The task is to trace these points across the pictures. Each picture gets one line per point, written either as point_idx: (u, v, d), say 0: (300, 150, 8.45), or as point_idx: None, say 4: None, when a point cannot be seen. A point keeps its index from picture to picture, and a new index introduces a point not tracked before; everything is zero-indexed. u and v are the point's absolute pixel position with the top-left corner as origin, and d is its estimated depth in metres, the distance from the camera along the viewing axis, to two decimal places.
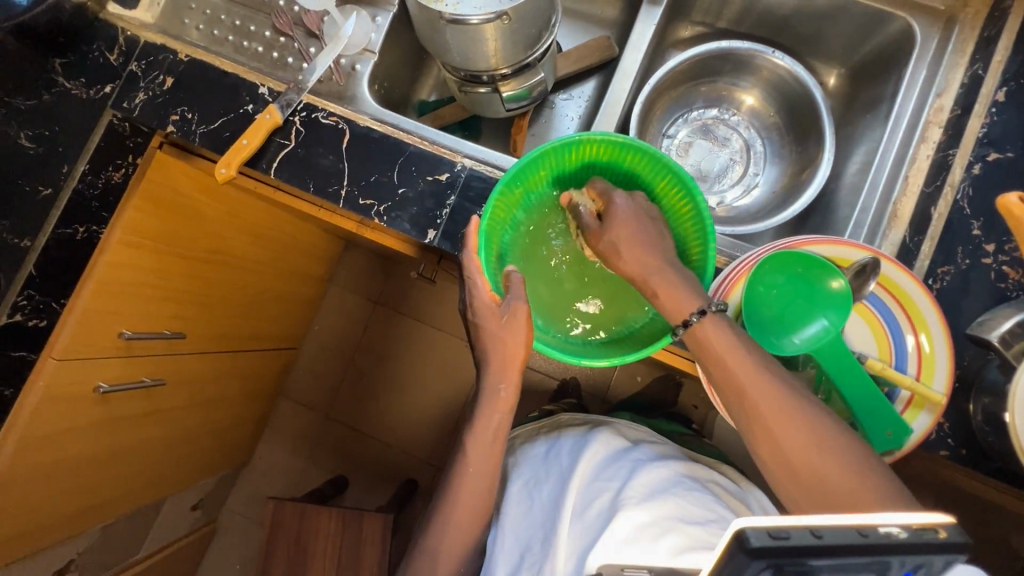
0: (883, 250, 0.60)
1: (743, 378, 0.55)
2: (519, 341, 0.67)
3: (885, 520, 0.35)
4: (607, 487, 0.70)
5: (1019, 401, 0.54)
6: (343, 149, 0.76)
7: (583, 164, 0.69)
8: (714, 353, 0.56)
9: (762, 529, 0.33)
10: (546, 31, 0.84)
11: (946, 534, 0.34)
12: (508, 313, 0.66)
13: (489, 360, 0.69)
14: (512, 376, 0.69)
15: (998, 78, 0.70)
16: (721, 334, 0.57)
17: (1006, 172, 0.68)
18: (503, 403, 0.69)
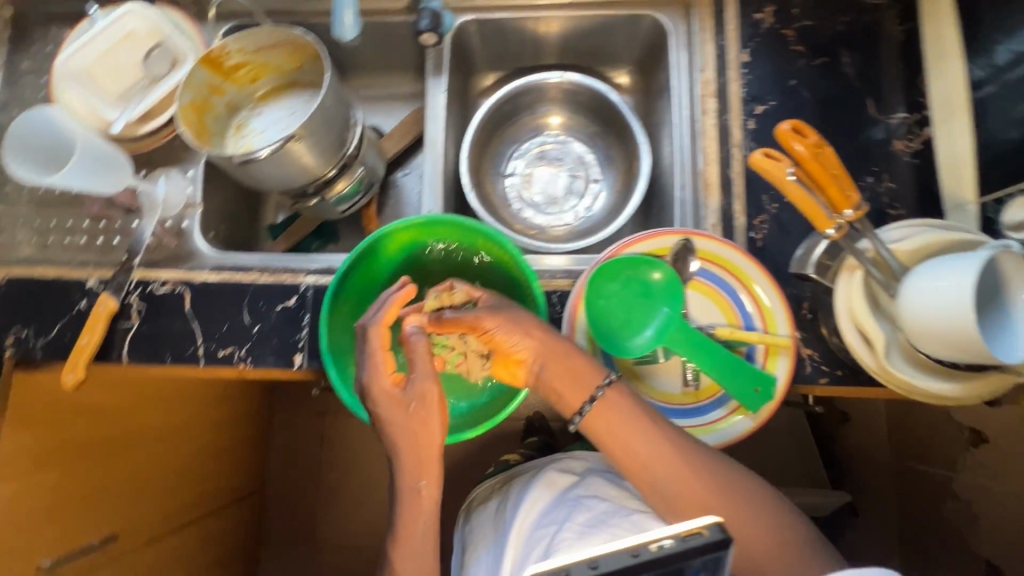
0: (692, 227, 0.64)
1: (636, 456, 0.60)
2: (430, 433, 0.61)
3: (659, 535, 0.42)
4: (543, 536, 0.70)
5: (844, 321, 0.59)
6: (187, 309, 0.76)
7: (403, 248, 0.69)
8: (610, 438, 0.60)
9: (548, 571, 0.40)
10: (349, 128, 0.86)
11: (706, 534, 0.41)
12: (415, 398, 0.61)
13: (399, 454, 0.61)
14: (429, 468, 0.62)
15: (739, 42, 0.78)
16: (621, 411, 0.61)
17: (775, 119, 0.75)
18: (427, 499, 0.62)
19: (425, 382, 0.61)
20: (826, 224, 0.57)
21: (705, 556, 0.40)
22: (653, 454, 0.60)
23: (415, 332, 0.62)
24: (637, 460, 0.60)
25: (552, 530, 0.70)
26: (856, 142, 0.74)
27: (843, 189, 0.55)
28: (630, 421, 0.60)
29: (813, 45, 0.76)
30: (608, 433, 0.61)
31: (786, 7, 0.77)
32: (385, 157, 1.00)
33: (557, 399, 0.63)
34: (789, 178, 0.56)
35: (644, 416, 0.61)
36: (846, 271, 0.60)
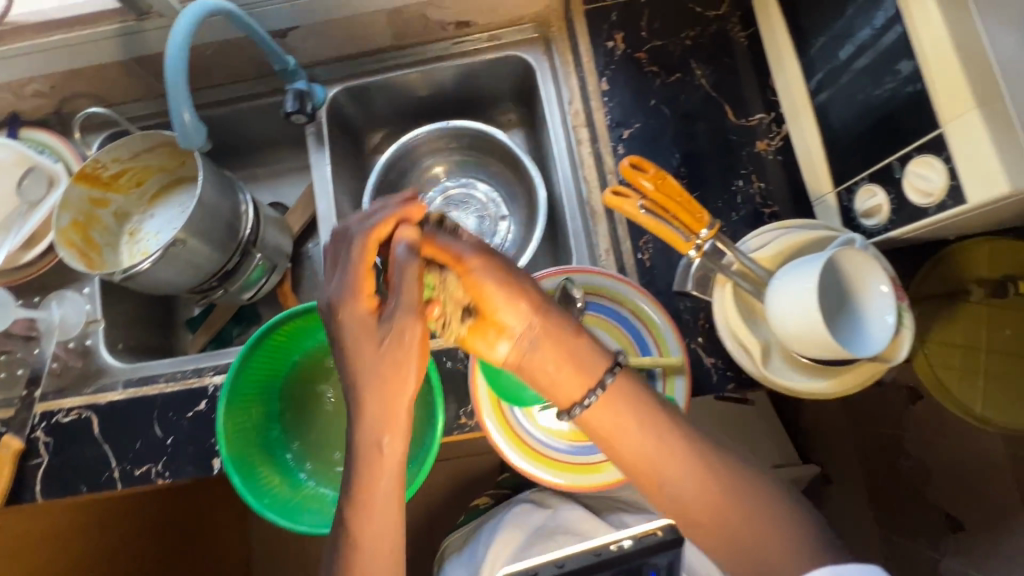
0: (571, 266, 0.67)
1: (631, 455, 0.55)
2: (385, 389, 0.52)
3: None
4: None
5: (723, 331, 0.61)
6: (96, 433, 0.74)
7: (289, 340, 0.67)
8: (610, 433, 0.55)
9: None
10: (242, 217, 0.87)
11: None
12: (390, 337, 0.52)
13: (364, 402, 0.52)
14: (394, 426, 0.53)
15: (596, 72, 0.80)
16: (626, 405, 0.55)
17: (642, 140, 0.77)
18: (380, 501, 0.53)
19: (406, 319, 0.52)
20: (687, 246, 0.59)
21: None
22: (662, 453, 0.54)
23: (400, 251, 0.53)
24: (644, 454, 0.54)
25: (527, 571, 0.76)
26: (722, 150, 0.76)
27: (691, 214, 0.58)
28: (634, 419, 0.55)
29: (666, 64, 0.79)
30: (610, 425, 0.55)
31: (635, 31, 0.80)
32: (291, 232, 1.00)
33: (550, 391, 0.56)
34: (641, 211, 0.59)
35: (648, 405, 0.55)
36: (719, 284, 0.61)
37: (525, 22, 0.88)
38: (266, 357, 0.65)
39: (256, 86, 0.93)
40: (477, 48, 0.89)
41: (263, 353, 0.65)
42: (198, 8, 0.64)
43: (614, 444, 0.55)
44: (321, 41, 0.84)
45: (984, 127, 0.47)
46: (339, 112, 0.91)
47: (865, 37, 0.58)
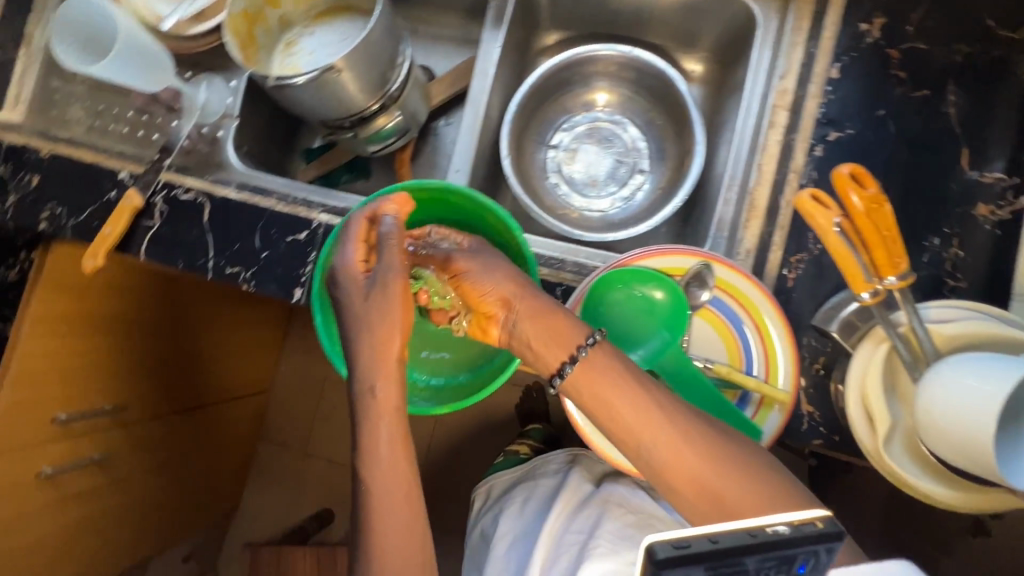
0: (713, 252, 0.60)
1: (629, 420, 0.55)
2: (390, 320, 0.63)
3: (772, 521, 0.42)
4: (573, 540, 0.84)
5: (852, 390, 0.54)
6: (205, 220, 0.77)
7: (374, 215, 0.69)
8: (594, 399, 0.56)
9: (665, 540, 0.40)
10: (393, 68, 0.84)
11: (822, 526, 0.41)
12: (376, 292, 0.63)
13: (358, 354, 0.63)
14: (386, 369, 0.62)
15: (831, 54, 0.68)
16: (598, 366, 0.56)
17: (848, 149, 0.67)
18: (386, 406, 0.62)
19: (391, 278, 0.63)
20: (864, 286, 0.50)
21: (817, 545, 0.40)
22: (629, 421, 0.55)
23: (388, 222, 0.63)
24: (631, 424, 0.55)
25: (583, 535, 0.84)
26: (934, 196, 0.65)
27: (889, 255, 0.49)
28: (614, 379, 0.56)
29: (917, 73, 0.66)
30: (577, 392, 0.57)
31: (899, 22, 0.67)
32: (430, 103, 0.96)
33: (535, 361, 0.60)
34: (832, 229, 0.50)
35: (629, 374, 0.56)
36: (872, 338, 0.54)
37: None
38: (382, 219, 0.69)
39: None
40: None
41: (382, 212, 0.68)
42: None
43: (613, 401, 0.55)
44: None
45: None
46: None
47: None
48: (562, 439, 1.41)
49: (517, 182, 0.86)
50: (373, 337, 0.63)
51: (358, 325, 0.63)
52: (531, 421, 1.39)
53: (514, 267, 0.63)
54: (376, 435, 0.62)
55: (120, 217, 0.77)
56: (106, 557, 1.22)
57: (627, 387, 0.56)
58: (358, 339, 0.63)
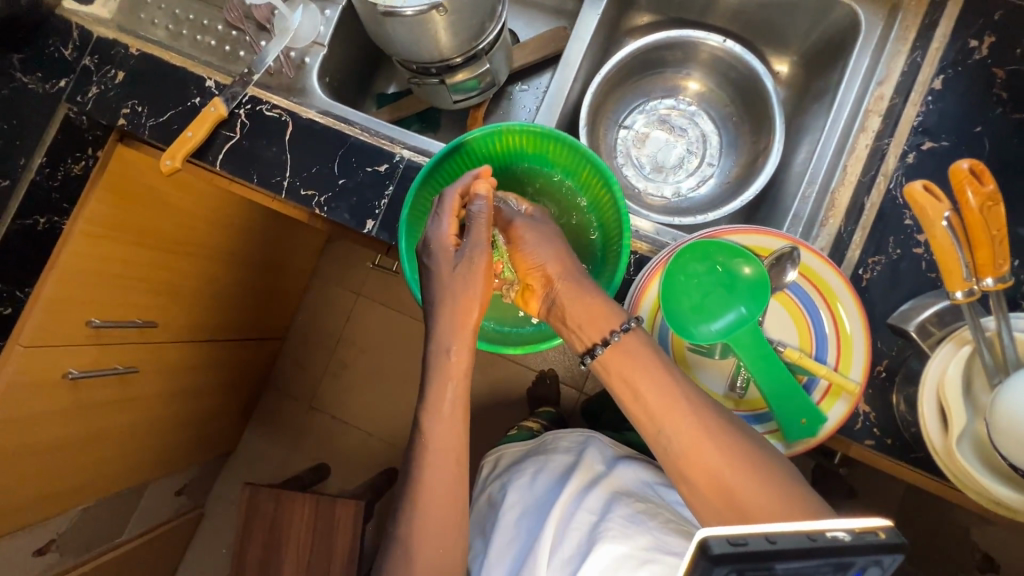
0: (801, 238, 0.60)
1: (653, 403, 0.57)
2: (474, 294, 0.63)
3: (832, 525, 0.36)
4: (584, 520, 0.76)
5: (926, 390, 0.55)
6: (286, 140, 0.77)
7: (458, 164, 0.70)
8: (627, 382, 0.58)
9: (723, 537, 0.35)
10: (490, 20, 0.83)
11: (885, 535, 0.35)
12: (465, 258, 0.63)
13: (440, 316, 0.64)
14: (463, 337, 0.64)
15: (936, 65, 0.69)
16: (623, 354, 0.59)
17: (940, 161, 0.67)
18: (456, 368, 0.64)
19: (479, 253, 0.63)
20: (958, 284, 0.51)
21: (879, 558, 0.35)
22: (656, 403, 0.57)
23: (479, 203, 0.63)
24: (660, 409, 0.57)
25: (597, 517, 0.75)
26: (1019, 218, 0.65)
27: (991, 256, 0.50)
28: (647, 366, 0.58)
29: (1020, 96, 0.67)
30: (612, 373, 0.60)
31: (1008, 44, 0.68)
32: (511, 64, 0.96)
33: (572, 334, 0.62)
34: (940, 222, 0.50)
35: (660, 365, 0.59)
36: (951, 340, 0.55)
37: None
38: (473, 158, 0.70)
39: None
40: None
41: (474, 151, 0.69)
42: None
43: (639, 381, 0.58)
44: None
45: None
46: None
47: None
48: (573, 426, 1.41)
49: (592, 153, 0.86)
50: (456, 308, 0.63)
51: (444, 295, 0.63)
52: (544, 405, 1.39)
53: (561, 243, 0.66)
54: (436, 389, 0.64)
55: (201, 123, 0.77)
56: (119, 475, 1.22)
57: (655, 372, 0.58)
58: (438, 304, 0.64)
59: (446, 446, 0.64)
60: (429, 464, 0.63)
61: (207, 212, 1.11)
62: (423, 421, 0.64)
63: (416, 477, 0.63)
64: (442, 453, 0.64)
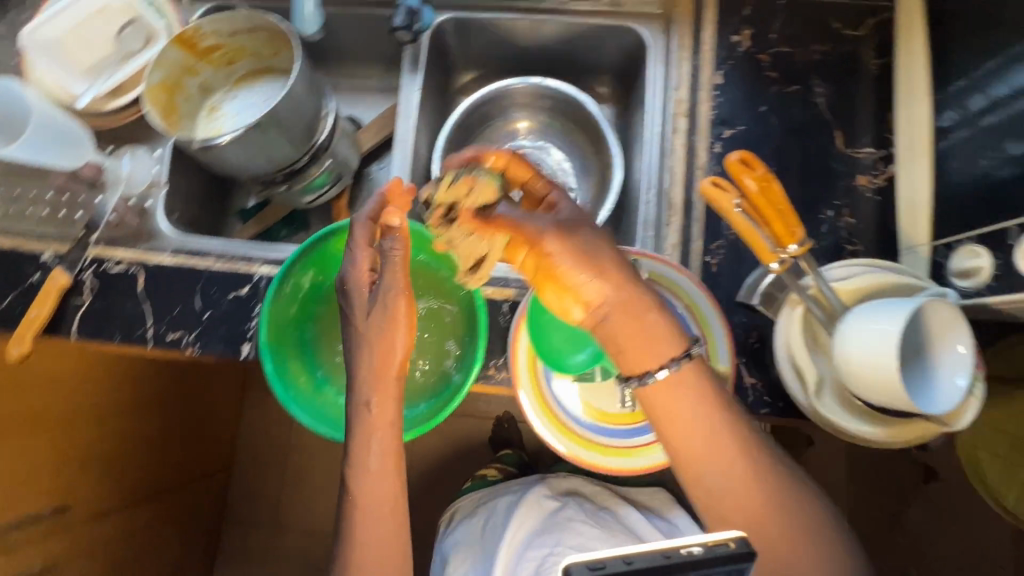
0: (639, 250, 0.67)
1: (693, 433, 0.55)
2: (384, 336, 0.61)
3: (688, 542, 0.40)
4: (534, 560, 0.79)
5: (785, 354, 0.59)
6: (140, 290, 0.76)
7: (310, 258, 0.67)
8: (667, 417, 0.55)
9: (583, 564, 0.38)
10: (318, 119, 0.87)
11: (734, 545, 0.39)
12: (379, 303, 0.61)
13: (358, 376, 0.61)
14: (385, 386, 0.60)
15: (713, 64, 0.77)
16: (670, 396, 0.54)
17: (742, 144, 0.75)
18: (380, 421, 0.60)
19: (393, 296, 0.61)
20: (771, 256, 0.56)
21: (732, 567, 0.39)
22: (701, 436, 0.55)
23: (391, 238, 0.62)
24: (683, 442, 0.55)
25: (544, 552, 0.79)
26: (821, 174, 0.73)
27: (785, 225, 0.55)
28: (695, 407, 0.54)
29: (787, 72, 0.76)
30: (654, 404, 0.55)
31: (764, 31, 0.77)
32: (359, 150, 0.99)
33: (616, 355, 0.55)
34: (734, 210, 0.56)
35: (709, 400, 0.55)
36: (790, 304, 0.60)
37: None
38: (327, 254, 0.68)
39: None
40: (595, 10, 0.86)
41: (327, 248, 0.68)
42: None
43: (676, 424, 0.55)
44: None
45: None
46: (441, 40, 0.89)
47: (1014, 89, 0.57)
48: (539, 463, 1.40)
49: None
50: (376, 355, 0.61)
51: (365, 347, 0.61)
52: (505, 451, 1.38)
53: (611, 245, 0.57)
54: (366, 458, 0.60)
55: (45, 300, 0.74)
56: None
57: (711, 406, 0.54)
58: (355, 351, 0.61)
59: (370, 557, 0.61)
60: (363, 542, 0.61)
61: (103, 373, 1.03)
62: (343, 535, 0.62)
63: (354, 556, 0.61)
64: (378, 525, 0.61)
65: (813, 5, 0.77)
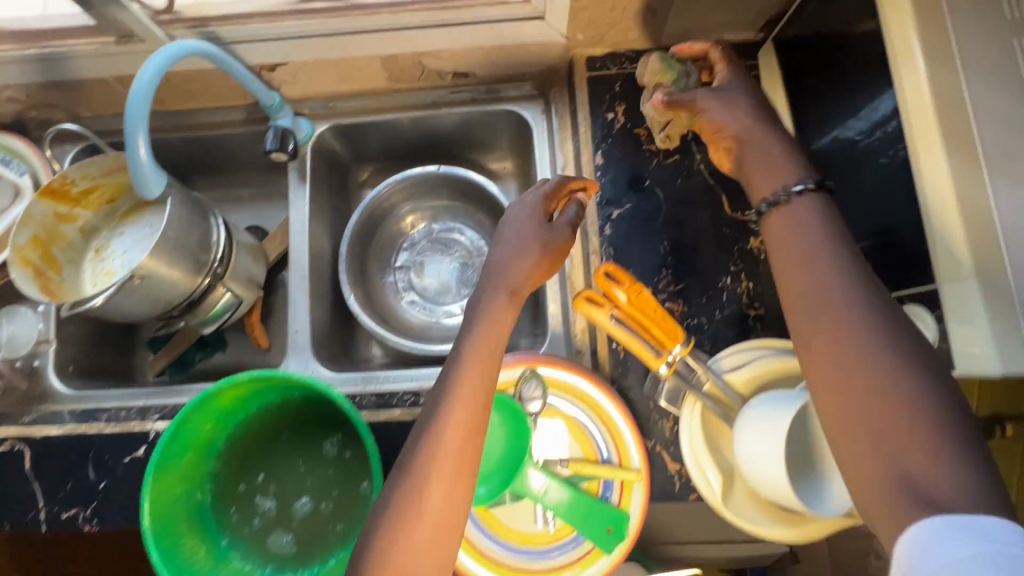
0: (537, 356, 0.63)
1: (801, 284, 0.44)
2: (530, 258, 0.58)
3: None
4: None
5: (689, 457, 0.57)
6: (27, 469, 0.71)
7: (182, 437, 0.59)
8: (780, 243, 0.46)
9: None
10: (206, 250, 0.82)
11: None
12: (513, 236, 0.59)
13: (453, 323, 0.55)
14: (476, 331, 0.53)
15: (592, 144, 0.76)
16: (794, 217, 0.46)
17: (632, 222, 0.74)
18: (468, 362, 0.51)
19: (530, 235, 0.60)
20: (657, 361, 0.55)
21: None
22: (809, 274, 0.44)
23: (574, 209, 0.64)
24: (798, 286, 0.44)
25: None
26: (713, 242, 0.72)
27: (664, 330, 0.54)
28: (801, 246, 0.45)
29: (665, 143, 0.75)
30: (778, 232, 0.46)
31: (637, 105, 0.77)
32: (266, 260, 0.95)
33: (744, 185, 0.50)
34: (612, 321, 0.55)
35: (827, 250, 0.44)
36: (688, 402, 0.58)
37: (525, 79, 0.84)
38: (204, 420, 0.60)
39: (228, 113, 0.88)
40: (473, 98, 0.86)
41: (201, 415, 0.59)
42: (191, 44, 0.61)
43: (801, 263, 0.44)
44: (313, 79, 0.80)
45: (986, 310, 0.43)
46: (325, 149, 0.88)
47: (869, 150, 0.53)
48: None
49: (366, 316, 0.87)
50: (494, 281, 0.56)
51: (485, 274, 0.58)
52: None
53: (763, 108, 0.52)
54: (458, 395, 0.49)
55: None
56: None
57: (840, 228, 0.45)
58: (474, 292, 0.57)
59: None
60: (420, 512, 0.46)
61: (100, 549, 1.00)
62: None
63: (387, 541, 0.45)
64: (440, 487, 0.46)
65: None
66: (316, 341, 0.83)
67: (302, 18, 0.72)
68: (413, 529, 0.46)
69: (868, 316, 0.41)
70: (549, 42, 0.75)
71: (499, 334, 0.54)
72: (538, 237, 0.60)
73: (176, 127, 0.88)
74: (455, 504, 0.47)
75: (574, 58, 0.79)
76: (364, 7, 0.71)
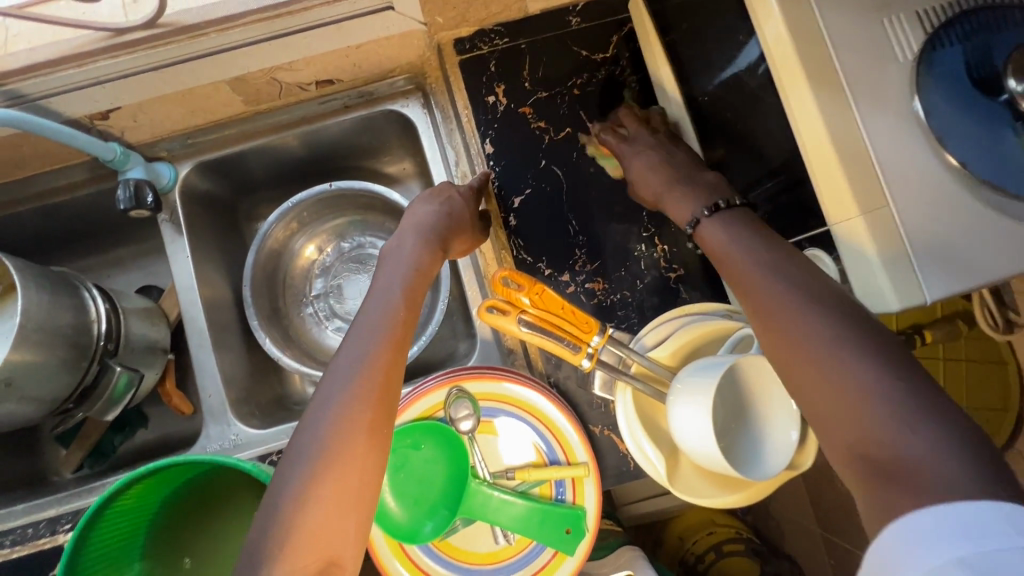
0: (458, 372, 0.60)
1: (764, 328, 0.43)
2: (464, 225, 0.63)
3: None
4: None
5: (632, 430, 0.56)
6: None
7: (86, 554, 0.53)
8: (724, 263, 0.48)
9: None
10: (86, 329, 0.73)
11: None
12: (431, 241, 0.60)
13: (378, 278, 0.56)
14: (391, 288, 0.54)
15: (477, 133, 0.72)
16: (722, 239, 0.49)
17: (535, 207, 0.70)
18: (382, 322, 0.50)
19: (438, 212, 0.63)
20: (577, 357, 0.55)
21: None
22: (743, 280, 0.45)
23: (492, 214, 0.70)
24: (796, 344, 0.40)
25: None
26: (621, 211, 0.70)
27: (576, 327, 0.54)
28: (745, 255, 0.46)
29: (553, 119, 0.72)
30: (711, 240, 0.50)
31: (516, 83, 0.72)
32: (167, 321, 0.87)
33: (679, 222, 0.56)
34: (521, 327, 0.55)
35: (761, 273, 0.44)
36: (619, 389, 0.57)
37: (396, 74, 0.78)
38: (112, 524, 0.54)
39: (73, 174, 0.78)
40: (345, 105, 0.80)
41: (104, 524, 0.53)
42: None
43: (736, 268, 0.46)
44: (156, 116, 0.72)
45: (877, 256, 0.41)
46: (195, 190, 0.80)
47: (746, 91, 0.51)
48: None
49: (286, 357, 0.79)
50: (422, 231, 0.61)
51: (412, 224, 0.62)
52: None
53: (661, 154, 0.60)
54: (373, 326, 0.50)
55: None
56: None
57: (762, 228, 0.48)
58: (402, 236, 0.61)
59: None
60: (339, 453, 0.42)
61: None
62: None
63: (308, 510, 0.41)
64: (348, 444, 0.43)
65: (553, 43, 0.73)
66: (234, 399, 0.77)
67: (117, 54, 0.60)
68: (339, 469, 0.42)
69: (815, 325, 0.39)
70: (408, 31, 0.69)
71: (423, 285, 0.56)
72: (455, 210, 0.63)
73: (19, 199, 0.78)
74: (364, 465, 0.43)
75: (440, 43, 0.73)
76: (190, 28, 0.59)
